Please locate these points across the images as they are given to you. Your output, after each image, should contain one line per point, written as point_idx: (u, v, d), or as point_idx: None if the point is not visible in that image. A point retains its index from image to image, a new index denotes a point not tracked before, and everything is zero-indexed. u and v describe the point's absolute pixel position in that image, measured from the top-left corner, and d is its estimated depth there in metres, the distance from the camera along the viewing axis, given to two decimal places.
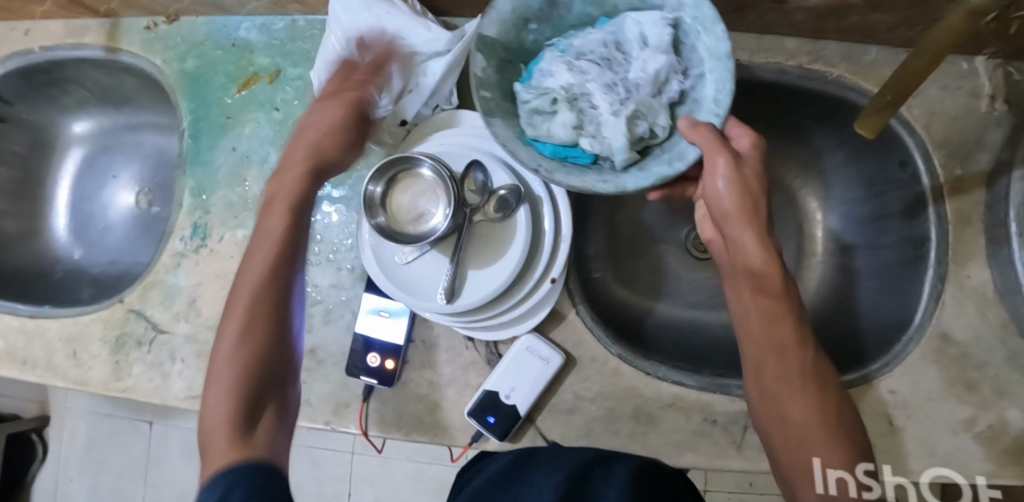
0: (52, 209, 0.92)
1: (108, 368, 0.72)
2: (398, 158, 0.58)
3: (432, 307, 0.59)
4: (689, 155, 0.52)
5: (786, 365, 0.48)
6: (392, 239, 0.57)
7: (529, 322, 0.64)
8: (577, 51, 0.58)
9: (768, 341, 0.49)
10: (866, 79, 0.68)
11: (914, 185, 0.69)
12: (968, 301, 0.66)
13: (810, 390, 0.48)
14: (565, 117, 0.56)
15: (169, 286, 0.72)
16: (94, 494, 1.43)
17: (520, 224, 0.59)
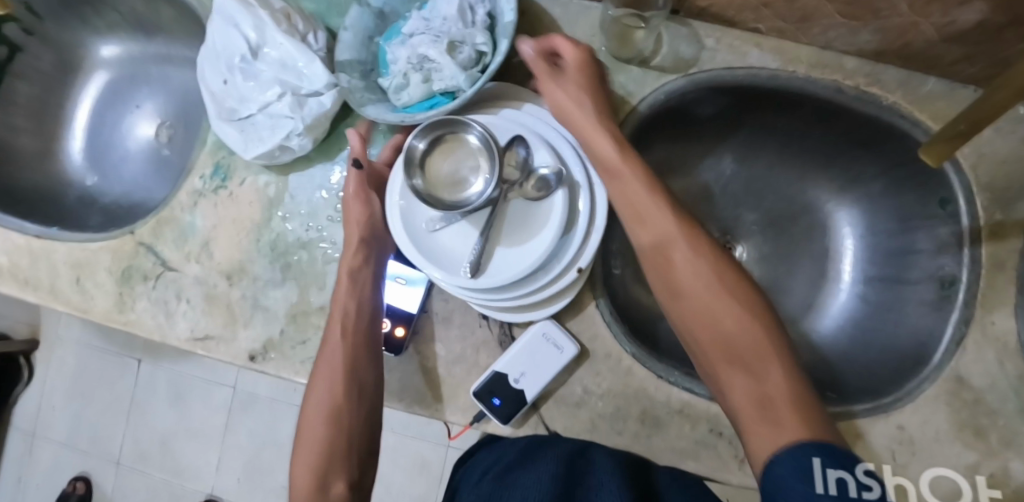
0: (70, 131, 0.90)
1: (111, 300, 0.71)
2: (448, 119, 0.59)
3: (455, 280, 0.58)
4: (503, 48, 0.60)
5: (679, 249, 0.54)
6: (426, 201, 0.58)
7: (550, 308, 0.63)
8: (405, 35, 0.63)
9: (653, 223, 0.55)
10: (921, 109, 0.66)
11: (952, 224, 0.68)
12: (988, 348, 0.65)
13: (698, 265, 0.53)
14: (415, 77, 0.61)
15: (183, 225, 0.70)
16: (74, 423, 1.42)
17: (556, 208, 0.59)
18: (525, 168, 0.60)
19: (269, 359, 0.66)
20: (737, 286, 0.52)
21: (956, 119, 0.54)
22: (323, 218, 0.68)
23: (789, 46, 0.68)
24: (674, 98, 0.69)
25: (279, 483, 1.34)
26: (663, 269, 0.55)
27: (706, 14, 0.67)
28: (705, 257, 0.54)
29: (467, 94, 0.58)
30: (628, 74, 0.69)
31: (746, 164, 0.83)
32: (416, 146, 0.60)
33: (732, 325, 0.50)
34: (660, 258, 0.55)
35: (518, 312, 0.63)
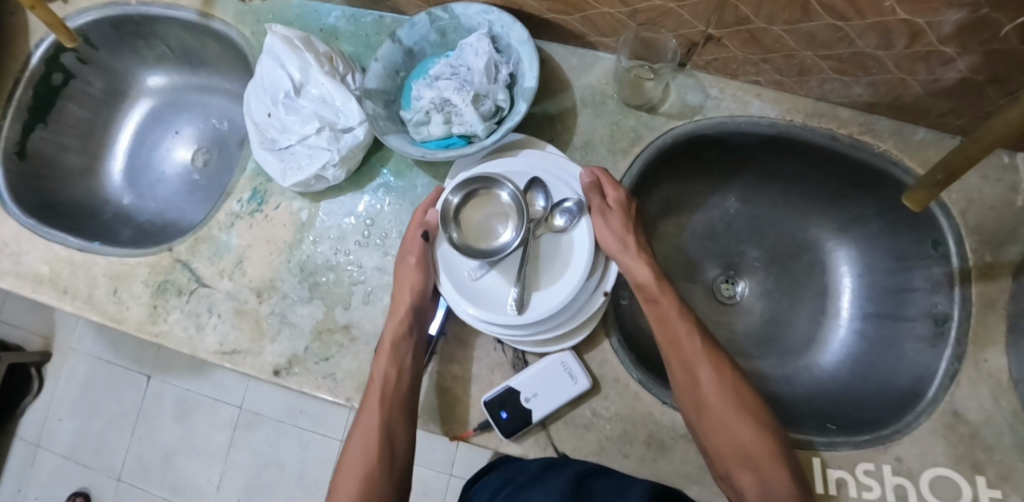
0: (112, 153, 0.96)
1: (145, 311, 0.74)
2: (473, 178, 0.66)
3: (505, 318, 0.63)
4: (519, 109, 0.65)
5: (695, 353, 0.66)
6: (464, 253, 0.65)
7: (577, 337, 0.67)
8: (433, 76, 0.69)
9: (681, 339, 0.67)
10: (911, 157, 0.71)
11: (944, 264, 0.72)
12: (982, 383, 0.68)
13: (721, 383, 0.65)
14: (436, 117, 0.67)
15: (219, 243, 0.75)
16: (80, 438, 1.43)
17: (585, 238, 0.66)
18: (546, 213, 0.67)
19: (292, 373, 0.69)
20: (741, 389, 0.66)
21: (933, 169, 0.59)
22: (350, 242, 0.72)
23: (790, 96, 0.73)
24: (682, 141, 0.73)
25: None
26: (688, 383, 0.65)
27: (712, 67, 0.72)
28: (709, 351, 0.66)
29: (486, 143, 0.64)
30: (639, 119, 0.73)
31: (748, 204, 0.88)
32: (451, 202, 0.67)
33: (748, 441, 0.62)
34: (684, 371, 0.66)
35: (549, 344, 0.67)
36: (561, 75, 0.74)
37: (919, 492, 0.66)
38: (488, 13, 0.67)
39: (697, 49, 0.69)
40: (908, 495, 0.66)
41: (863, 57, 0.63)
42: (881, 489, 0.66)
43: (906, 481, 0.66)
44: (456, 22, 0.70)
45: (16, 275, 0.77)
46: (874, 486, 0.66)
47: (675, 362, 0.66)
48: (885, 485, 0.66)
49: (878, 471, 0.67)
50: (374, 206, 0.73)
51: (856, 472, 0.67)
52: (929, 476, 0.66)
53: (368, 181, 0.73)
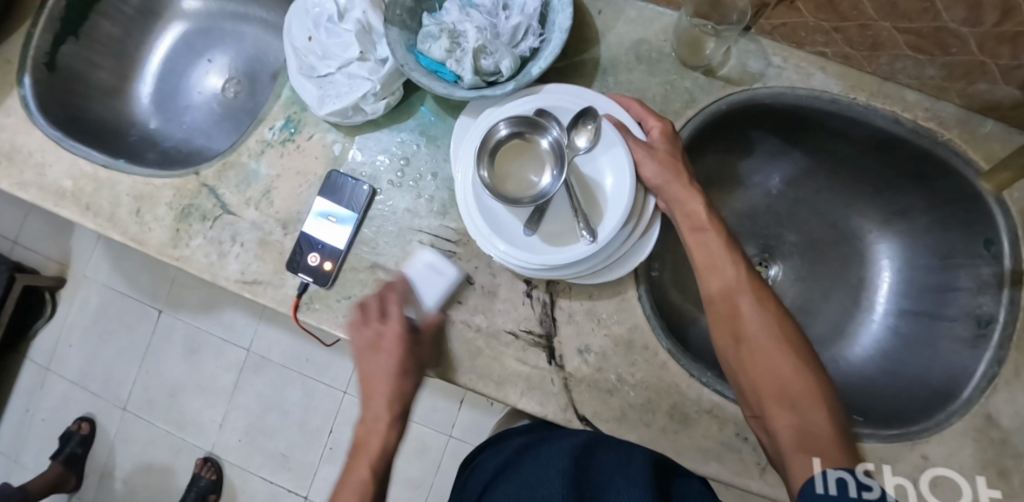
0: (142, 76, 0.93)
1: (167, 235, 0.73)
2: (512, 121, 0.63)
3: (578, 249, 0.60)
4: (508, 88, 0.63)
5: (738, 286, 0.61)
6: (498, 194, 0.61)
7: (637, 259, 0.64)
8: (473, 1, 0.65)
9: (721, 269, 0.62)
10: (974, 149, 0.68)
11: (994, 264, 0.69)
12: (1020, 390, 0.66)
13: (766, 316, 0.60)
14: (442, 39, 0.64)
15: (247, 171, 0.73)
16: (87, 365, 1.43)
17: (620, 151, 0.62)
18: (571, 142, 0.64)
19: (312, 309, 0.68)
20: (789, 330, 0.59)
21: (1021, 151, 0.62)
22: (382, 182, 0.70)
23: (856, 73, 0.69)
24: (737, 108, 0.70)
25: (280, 450, 1.37)
26: (727, 317, 0.61)
27: (777, 33, 0.68)
28: (750, 280, 0.61)
29: (465, 94, 0.62)
30: (694, 81, 0.69)
31: (791, 187, 0.85)
32: (489, 141, 0.63)
33: (800, 389, 0.57)
34: (727, 309, 0.61)
35: (607, 272, 0.64)
36: (618, 28, 0.71)
37: (919, 492, 0.64)
38: None
39: (766, 11, 0.65)
40: (908, 495, 0.64)
41: (944, 33, 0.59)
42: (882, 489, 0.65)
43: (906, 481, 0.65)
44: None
45: (40, 187, 0.75)
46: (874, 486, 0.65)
47: (715, 294, 0.62)
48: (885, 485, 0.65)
49: (878, 472, 0.65)
50: (411, 145, 0.70)
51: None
52: (939, 452, 0.65)
53: (407, 120, 0.71)
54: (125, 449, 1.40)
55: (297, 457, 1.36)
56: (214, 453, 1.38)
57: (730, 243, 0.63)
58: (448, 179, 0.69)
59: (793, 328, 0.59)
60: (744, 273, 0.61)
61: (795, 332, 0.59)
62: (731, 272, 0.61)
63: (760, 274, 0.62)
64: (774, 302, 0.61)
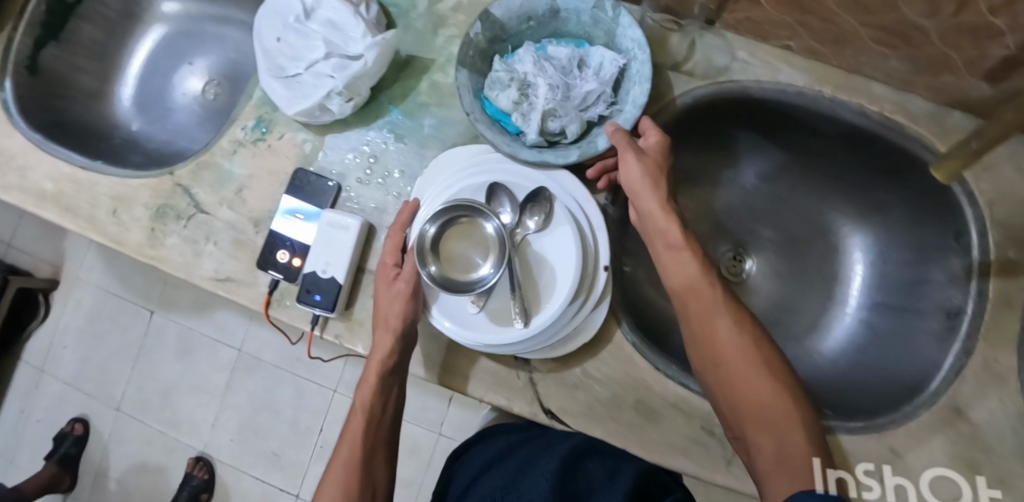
0: (124, 77, 0.94)
1: (144, 234, 0.74)
2: (457, 205, 0.62)
3: (512, 334, 0.61)
4: (571, 155, 0.63)
5: (732, 343, 0.56)
6: (446, 288, 0.61)
7: (581, 338, 0.64)
8: (549, 54, 0.68)
9: (714, 327, 0.57)
10: (943, 141, 0.68)
11: (964, 256, 0.69)
12: (988, 383, 0.66)
13: (766, 383, 0.55)
14: (511, 90, 0.66)
15: (224, 171, 0.74)
16: (82, 367, 1.44)
17: (563, 228, 0.63)
18: (514, 224, 0.64)
19: (284, 306, 0.70)
20: (783, 388, 0.55)
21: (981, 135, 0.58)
22: (351, 179, 0.71)
23: (825, 67, 0.69)
24: (704, 103, 0.70)
25: (271, 449, 1.38)
26: (712, 366, 0.57)
27: (743, 28, 0.68)
28: (748, 334, 0.57)
29: (521, 155, 0.63)
30: (659, 76, 0.69)
31: (766, 182, 0.85)
32: (425, 237, 0.63)
33: (780, 411, 0.54)
34: (709, 350, 0.57)
35: (547, 352, 0.64)
36: None
37: (920, 491, 0.65)
38: (641, 49, 0.64)
39: (728, 5, 0.65)
40: (909, 495, 0.65)
41: (905, 25, 0.59)
42: (880, 489, 0.65)
43: (907, 481, 0.65)
44: (614, 26, 0.66)
45: (22, 190, 0.76)
46: (875, 486, 0.65)
47: (715, 348, 0.57)
48: (885, 485, 0.65)
49: (878, 471, 0.66)
50: (382, 144, 0.71)
51: (856, 472, 0.66)
52: (905, 445, 0.66)
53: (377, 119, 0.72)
54: (120, 448, 1.41)
55: (288, 456, 1.38)
56: (205, 453, 1.40)
57: (735, 307, 0.58)
58: (416, 175, 0.70)
59: (773, 350, 0.57)
60: (738, 324, 0.57)
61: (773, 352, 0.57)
62: (722, 317, 0.57)
63: (761, 330, 0.58)
64: (774, 361, 0.56)
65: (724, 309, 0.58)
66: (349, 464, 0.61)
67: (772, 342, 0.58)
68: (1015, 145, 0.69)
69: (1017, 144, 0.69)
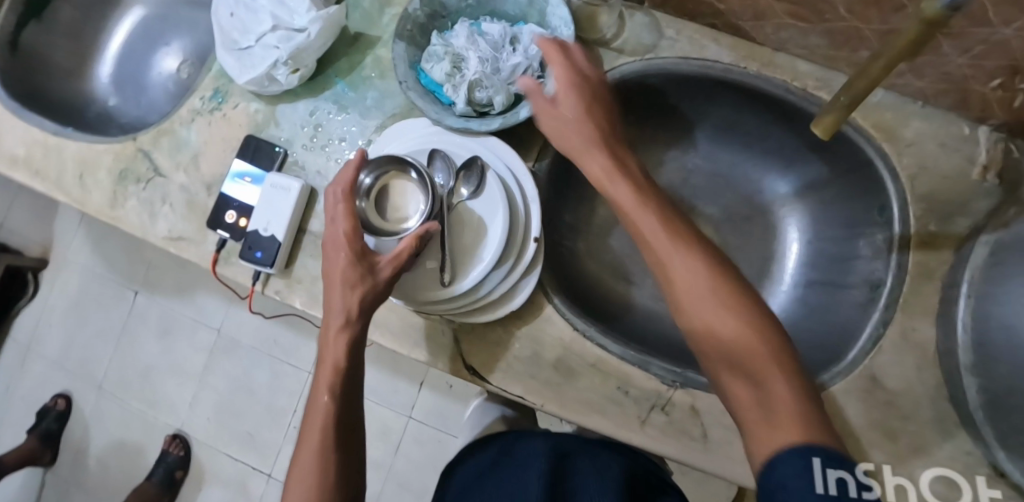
0: (103, 54, 0.98)
1: (105, 196, 0.78)
2: (393, 158, 0.61)
3: (433, 293, 0.61)
4: (494, 123, 0.65)
5: (681, 262, 0.49)
6: (366, 229, 0.60)
7: (506, 308, 0.64)
8: (483, 30, 0.69)
9: (670, 265, 0.50)
10: (866, 117, 0.71)
11: (887, 230, 0.71)
12: (906, 353, 0.67)
13: (733, 320, 0.46)
14: (444, 62, 0.68)
15: (180, 137, 0.78)
16: (67, 345, 1.48)
17: (496, 195, 0.61)
18: (449, 188, 0.62)
19: (230, 264, 0.74)
20: (765, 334, 0.44)
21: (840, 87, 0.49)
22: (297, 146, 0.75)
23: (748, 45, 0.72)
24: (634, 80, 0.73)
25: (246, 429, 1.40)
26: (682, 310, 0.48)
27: (669, 6, 0.73)
28: (702, 259, 0.49)
29: (450, 120, 0.66)
30: (589, 51, 0.72)
31: (708, 162, 0.87)
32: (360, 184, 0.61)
33: (749, 354, 0.44)
34: (674, 285, 0.49)
35: (474, 315, 0.64)
36: None
37: (919, 492, 0.64)
38: (567, 27, 0.67)
39: None
40: (908, 495, 0.64)
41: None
42: (881, 489, 0.64)
43: (907, 480, 0.64)
44: (545, 6, 0.69)
45: None
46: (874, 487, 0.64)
47: (676, 294, 0.49)
48: (885, 485, 0.64)
49: (878, 471, 0.65)
50: (327, 113, 0.75)
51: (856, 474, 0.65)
52: None
53: (324, 90, 0.76)
54: (99, 426, 1.44)
55: (263, 437, 1.39)
56: (182, 430, 1.42)
57: (719, 267, 0.48)
58: (357, 143, 0.74)
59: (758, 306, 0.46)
60: (715, 278, 0.48)
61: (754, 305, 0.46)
62: (698, 268, 0.48)
63: (733, 272, 0.49)
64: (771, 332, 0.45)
65: (703, 266, 0.48)
66: (315, 463, 0.53)
67: (743, 281, 0.48)
68: (937, 122, 0.71)
69: (940, 120, 0.71)
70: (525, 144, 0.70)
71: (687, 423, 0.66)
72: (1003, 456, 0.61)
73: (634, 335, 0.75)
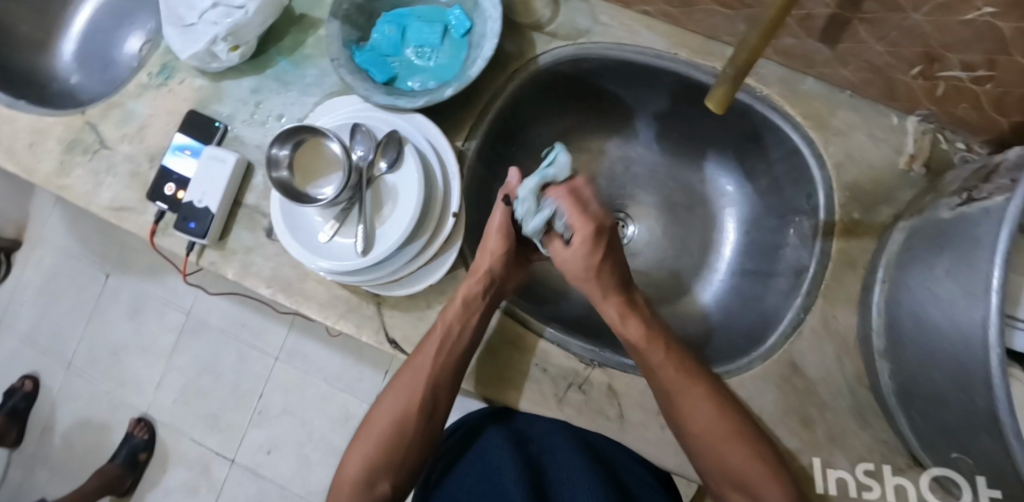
0: (73, 19, 0.99)
1: (53, 165, 0.79)
2: (302, 126, 0.60)
3: (348, 262, 0.61)
4: (419, 100, 0.66)
5: (723, 447, 0.61)
6: (289, 196, 0.61)
7: (425, 283, 0.67)
8: None
9: (715, 446, 0.61)
10: (793, 104, 0.72)
11: (813, 217, 0.72)
12: (828, 341, 0.68)
13: (751, 458, 0.60)
14: None
15: (125, 110, 0.80)
16: (37, 324, 1.50)
17: (412, 170, 0.62)
18: (368, 162, 0.63)
19: (168, 234, 0.76)
20: (758, 453, 0.60)
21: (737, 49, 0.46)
22: (236, 120, 0.77)
23: (680, 30, 0.72)
24: (566, 64, 0.74)
25: (210, 412, 1.41)
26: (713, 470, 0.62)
27: None
28: (718, 412, 0.61)
29: (377, 96, 0.66)
30: (523, 35, 0.74)
31: (652, 154, 0.88)
32: (277, 157, 0.61)
33: (741, 471, 0.61)
34: (715, 459, 0.62)
35: (391, 288, 0.67)
36: None
37: (919, 491, 0.64)
38: (495, 8, 0.68)
39: None
40: (908, 495, 0.64)
41: None
42: (880, 489, 0.65)
43: (907, 480, 0.64)
44: None
45: None
46: (874, 487, 0.65)
47: (708, 462, 0.62)
48: (885, 486, 0.65)
49: (878, 471, 0.65)
50: (270, 90, 0.77)
51: (856, 472, 0.65)
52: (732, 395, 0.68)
53: (268, 68, 0.77)
54: (65, 405, 1.45)
55: (228, 420, 1.40)
56: (148, 413, 1.43)
57: (731, 417, 0.61)
58: (295, 119, 0.76)
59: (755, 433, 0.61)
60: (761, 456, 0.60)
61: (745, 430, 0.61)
62: (718, 432, 0.61)
63: (733, 399, 0.63)
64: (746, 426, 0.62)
65: (723, 425, 0.61)
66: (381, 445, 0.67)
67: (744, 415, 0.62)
68: (867, 110, 0.71)
69: (870, 111, 0.71)
70: (456, 121, 0.73)
71: (602, 402, 0.66)
72: (914, 445, 0.62)
73: (559, 317, 0.77)
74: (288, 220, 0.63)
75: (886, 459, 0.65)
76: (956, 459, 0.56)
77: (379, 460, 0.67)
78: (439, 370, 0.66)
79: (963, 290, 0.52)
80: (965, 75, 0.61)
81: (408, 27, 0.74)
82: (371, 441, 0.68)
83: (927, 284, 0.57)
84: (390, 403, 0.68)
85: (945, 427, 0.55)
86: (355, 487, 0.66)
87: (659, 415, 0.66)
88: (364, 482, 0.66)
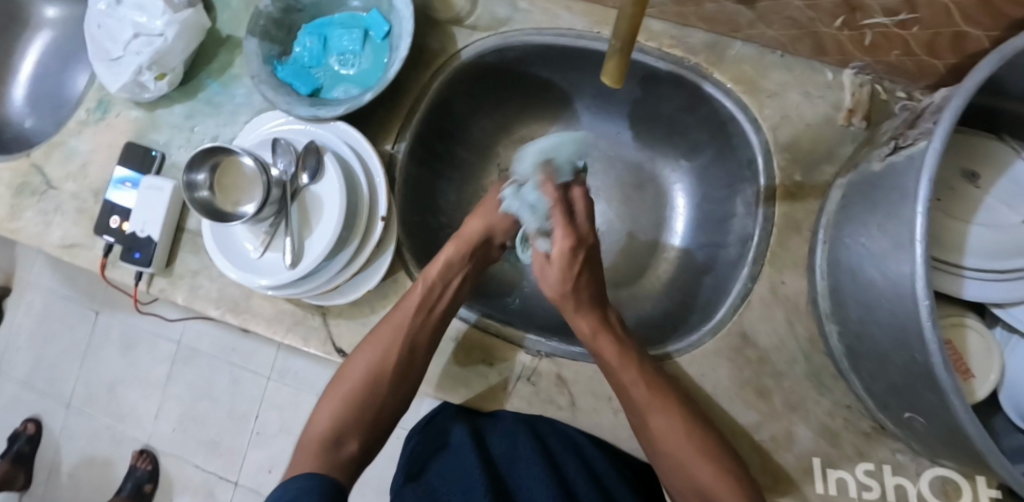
0: (19, 64, 1.01)
1: (4, 210, 0.81)
2: (216, 148, 0.62)
3: (278, 277, 0.62)
4: (337, 109, 0.66)
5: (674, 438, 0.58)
6: (212, 218, 0.62)
7: (364, 289, 0.67)
8: None
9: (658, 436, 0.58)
10: (722, 71, 0.70)
11: (756, 183, 0.70)
12: (776, 307, 0.66)
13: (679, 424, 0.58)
14: None
15: (68, 148, 0.81)
16: (35, 367, 1.53)
17: (332, 178, 0.63)
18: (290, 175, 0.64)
19: (118, 265, 0.77)
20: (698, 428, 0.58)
21: (618, 20, 0.45)
22: (174, 146, 0.78)
23: (599, 7, 0.70)
24: (489, 55, 0.73)
25: (210, 437, 1.42)
26: (642, 430, 0.60)
27: None
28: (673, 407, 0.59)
29: (297, 109, 0.67)
30: (443, 31, 0.73)
31: (596, 137, 0.87)
32: (196, 185, 0.63)
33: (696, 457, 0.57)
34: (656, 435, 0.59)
35: (331, 297, 0.67)
36: None
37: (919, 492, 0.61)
38: (407, 7, 0.67)
39: None
40: (908, 495, 0.61)
41: None
42: (881, 489, 0.62)
43: (908, 481, 0.61)
44: None
45: None
46: (874, 486, 0.62)
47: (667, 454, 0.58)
48: (885, 485, 0.62)
49: (877, 470, 0.62)
50: (204, 114, 0.78)
51: (856, 472, 0.62)
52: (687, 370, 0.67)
53: (199, 92, 0.78)
54: (69, 444, 1.48)
55: (226, 443, 1.41)
56: (150, 444, 1.45)
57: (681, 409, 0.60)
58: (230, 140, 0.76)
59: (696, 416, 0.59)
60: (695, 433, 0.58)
61: (686, 409, 0.59)
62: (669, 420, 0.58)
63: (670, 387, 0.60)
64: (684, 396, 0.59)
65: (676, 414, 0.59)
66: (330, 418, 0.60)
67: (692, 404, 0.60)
68: (801, 68, 0.69)
69: (804, 69, 0.69)
70: (385, 126, 0.73)
71: (552, 391, 0.66)
72: (873, 406, 0.60)
73: (512, 310, 0.77)
74: (218, 239, 0.64)
75: (850, 424, 0.63)
76: (909, 417, 0.54)
77: (351, 416, 0.60)
78: (420, 335, 0.63)
79: (891, 243, 0.49)
80: (889, 21, 0.57)
81: (329, 37, 0.74)
82: (342, 394, 0.61)
83: (861, 241, 0.54)
84: (355, 364, 0.62)
85: (892, 385, 0.53)
86: (322, 440, 0.58)
87: (611, 399, 0.65)
88: (331, 435, 0.59)
